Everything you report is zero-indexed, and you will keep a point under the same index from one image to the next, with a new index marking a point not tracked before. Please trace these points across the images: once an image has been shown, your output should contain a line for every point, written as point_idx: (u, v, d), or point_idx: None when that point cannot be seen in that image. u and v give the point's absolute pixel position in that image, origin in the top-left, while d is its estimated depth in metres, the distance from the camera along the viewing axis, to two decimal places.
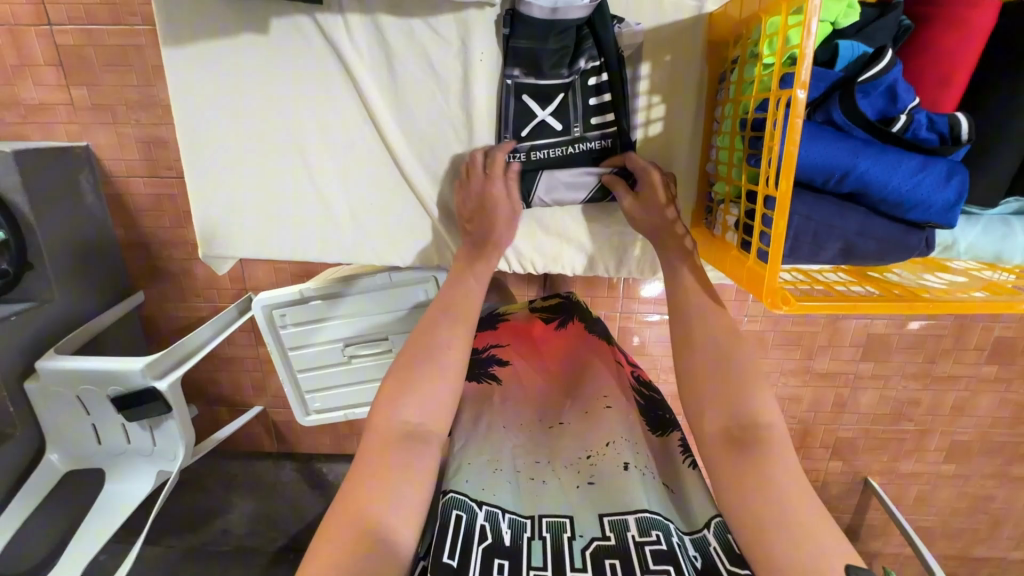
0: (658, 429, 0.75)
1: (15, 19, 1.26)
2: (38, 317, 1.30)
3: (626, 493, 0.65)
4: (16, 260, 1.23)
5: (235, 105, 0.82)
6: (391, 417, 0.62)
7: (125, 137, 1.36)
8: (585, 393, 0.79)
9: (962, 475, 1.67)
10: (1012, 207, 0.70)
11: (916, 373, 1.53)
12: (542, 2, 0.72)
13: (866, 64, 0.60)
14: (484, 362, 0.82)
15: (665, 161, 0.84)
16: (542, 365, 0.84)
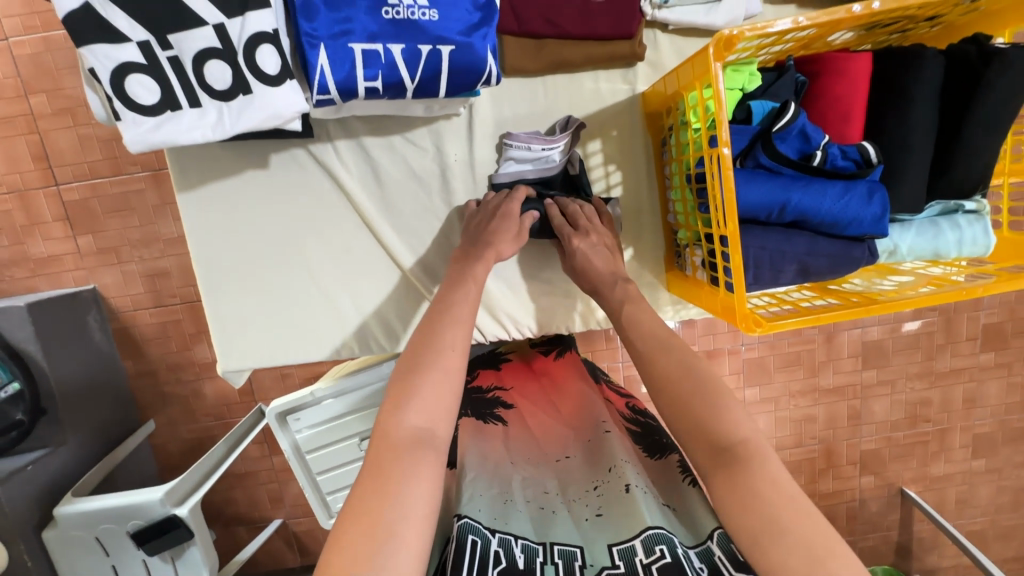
0: (656, 452, 0.78)
1: (26, 185, 1.40)
2: (54, 462, 1.33)
3: (632, 516, 0.64)
4: (32, 408, 1.29)
5: (244, 231, 0.92)
6: (398, 424, 0.57)
7: (131, 273, 1.45)
8: (587, 426, 0.81)
9: (993, 469, 1.67)
10: (938, 210, 0.80)
11: (918, 373, 1.57)
12: (504, 175, 0.90)
13: (776, 116, 0.71)
14: (489, 403, 0.87)
15: (631, 218, 0.94)
16: (546, 397, 0.89)
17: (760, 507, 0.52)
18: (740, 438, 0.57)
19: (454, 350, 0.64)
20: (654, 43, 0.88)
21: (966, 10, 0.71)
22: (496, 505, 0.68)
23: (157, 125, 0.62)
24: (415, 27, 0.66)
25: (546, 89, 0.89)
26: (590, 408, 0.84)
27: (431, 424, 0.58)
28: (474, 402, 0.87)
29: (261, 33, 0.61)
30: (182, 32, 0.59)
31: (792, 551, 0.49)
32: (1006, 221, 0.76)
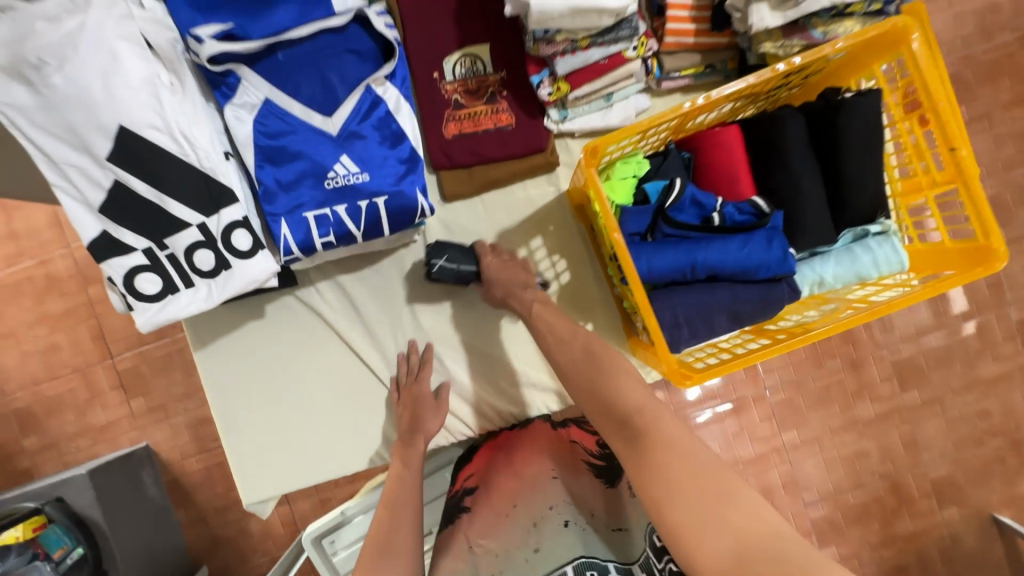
0: (608, 478, 0.90)
1: (88, 363, 1.68)
2: None
3: (568, 548, 0.80)
4: None
5: (253, 374, 1.05)
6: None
7: (176, 424, 1.70)
8: (540, 473, 0.90)
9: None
10: (851, 236, 0.85)
11: (964, 385, 1.51)
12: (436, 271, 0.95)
13: (666, 194, 0.82)
14: (458, 499, 0.92)
15: (584, 297, 1.03)
16: (503, 466, 0.93)
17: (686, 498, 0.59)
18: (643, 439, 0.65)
19: (399, 532, 0.81)
20: (567, 148, 1.03)
21: (811, 73, 0.82)
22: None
23: (161, 307, 0.78)
24: (352, 188, 0.82)
25: (485, 205, 1.04)
26: (531, 462, 0.93)
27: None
28: (451, 506, 0.91)
29: (233, 221, 0.78)
30: (174, 234, 0.76)
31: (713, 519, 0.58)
32: (944, 233, 0.77)
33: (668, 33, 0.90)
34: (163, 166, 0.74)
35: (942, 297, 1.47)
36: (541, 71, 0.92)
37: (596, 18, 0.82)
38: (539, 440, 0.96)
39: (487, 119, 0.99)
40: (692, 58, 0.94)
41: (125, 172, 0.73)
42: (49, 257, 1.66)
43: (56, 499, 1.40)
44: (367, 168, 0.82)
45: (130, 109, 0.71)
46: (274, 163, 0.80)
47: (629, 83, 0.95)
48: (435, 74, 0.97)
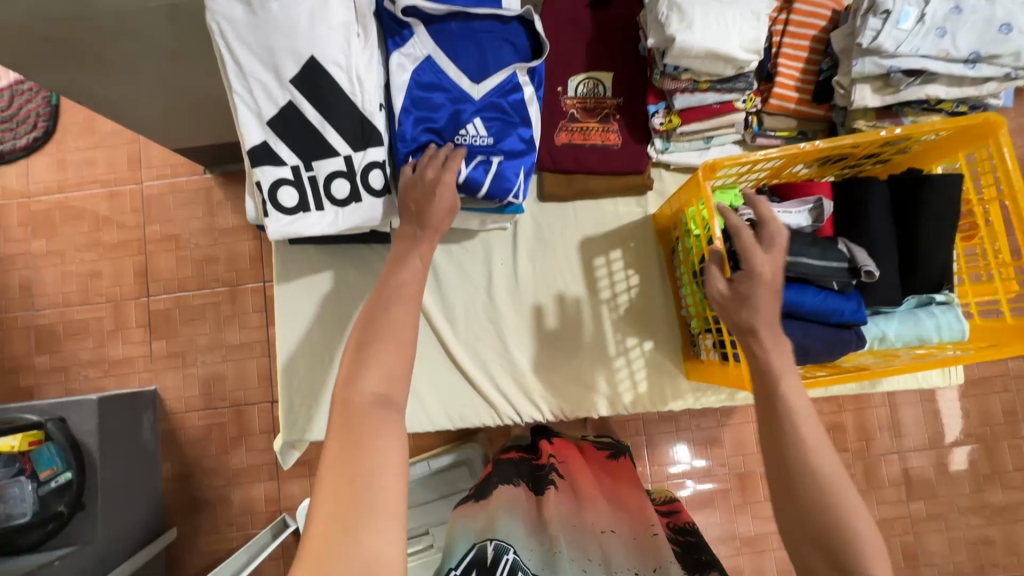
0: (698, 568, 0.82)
1: (122, 296, 1.71)
2: (74, 562, 1.36)
3: None
4: (73, 500, 1.36)
5: (323, 318, 1.10)
6: (358, 392, 0.60)
7: (190, 375, 1.70)
8: (637, 521, 0.88)
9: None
10: (914, 301, 0.94)
11: (972, 507, 1.73)
12: None
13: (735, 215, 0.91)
14: (544, 470, 0.97)
15: (649, 313, 1.10)
16: (596, 478, 0.99)
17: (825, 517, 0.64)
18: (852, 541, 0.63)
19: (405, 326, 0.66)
20: (660, 177, 1.12)
21: (896, 152, 0.93)
22: (542, 558, 0.79)
23: (290, 221, 0.85)
24: (478, 148, 0.89)
25: (576, 211, 1.13)
26: (641, 502, 0.93)
27: (387, 392, 0.61)
28: (534, 476, 0.96)
29: (373, 162, 0.85)
30: (322, 160, 0.85)
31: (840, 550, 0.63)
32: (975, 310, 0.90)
33: (775, 95, 1.02)
34: (333, 99, 0.83)
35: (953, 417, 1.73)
36: (658, 103, 1.04)
37: (721, 66, 0.94)
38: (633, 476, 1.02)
39: (596, 135, 1.09)
40: (789, 122, 1.05)
41: (301, 97, 0.83)
42: (120, 187, 1.74)
43: (59, 418, 1.39)
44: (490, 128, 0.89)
45: (324, 46, 0.82)
46: (415, 110, 0.88)
47: (729, 132, 1.06)
48: (559, 88, 1.09)
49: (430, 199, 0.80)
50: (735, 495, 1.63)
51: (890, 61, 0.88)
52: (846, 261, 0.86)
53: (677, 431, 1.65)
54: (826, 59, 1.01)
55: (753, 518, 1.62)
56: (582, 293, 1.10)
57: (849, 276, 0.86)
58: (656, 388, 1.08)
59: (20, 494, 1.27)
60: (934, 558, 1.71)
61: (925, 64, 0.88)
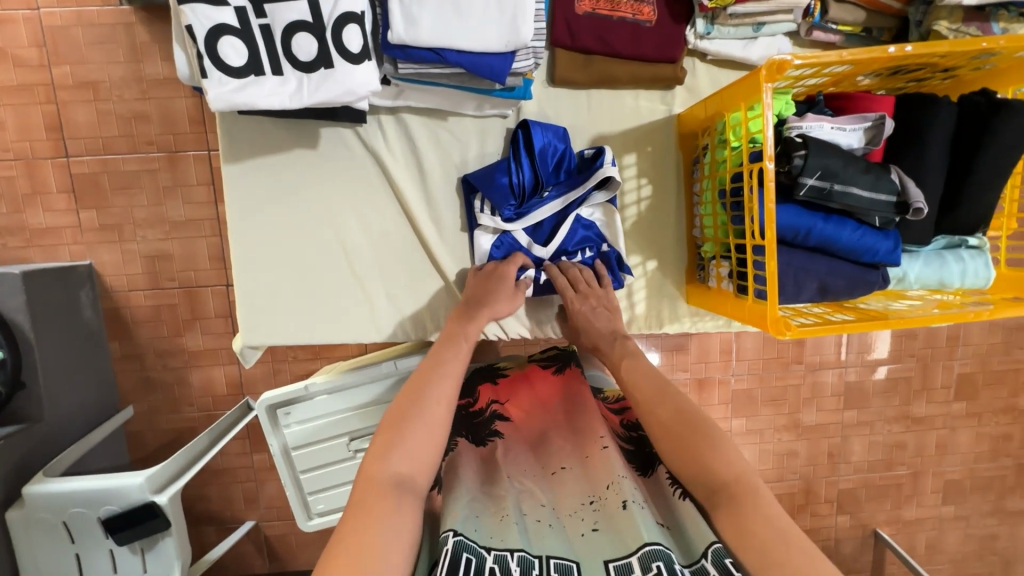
0: (647, 469, 0.78)
1: (34, 154, 1.43)
2: (23, 442, 1.31)
3: (627, 531, 0.64)
4: (11, 380, 1.26)
5: (283, 207, 0.93)
6: (384, 467, 0.64)
7: (129, 252, 1.50)
8: (585, 440, 0.79)
9: (893, 480, 1.86)
10: (944, 242, 0.86)
11: (896, 417, 1.81)
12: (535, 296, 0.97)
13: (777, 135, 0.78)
14: (486, 421, 0.88)
15: (657, 229, 0.99)
16: (538, 410, 0.90)
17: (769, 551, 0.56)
18: (736, 482, 0.63)
19: (435, 409, 0.70)
20: (692, 69, 0.94)
21: (975, 67, 0.79)
22: (491, 522, 0.67)
23: (239, 87, 0.65)
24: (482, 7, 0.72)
25: (591, 101, 0.95)
26: (588, 421, 0.83)
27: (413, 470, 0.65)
28: (473, 425, 0.87)
29: (349, 14, 0.65)
30: (278, 3, 0.63)
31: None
32: (1004, 258, 0.84)
33: None
34: None
35: (908, 337, 1.78)
36: None
37: None
38: (578, 390, 0.91)
39: (627, 6, 0.88)
40: (856, 15, 0.87)
41: None
42: (11, 11, 1.36)
43: None
44: (573, 224, 0.94)
45: None
46: None
47: (785, 19, 0.88)
48: None
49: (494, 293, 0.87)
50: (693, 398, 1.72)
51: None
52: (896, 194, 0.76)
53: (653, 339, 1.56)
54: None
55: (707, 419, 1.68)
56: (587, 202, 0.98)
57: (894, 212, 0.76)
58: (653, 309, 1.01)
59: None
60: (852, 457, 1.83)
61: None
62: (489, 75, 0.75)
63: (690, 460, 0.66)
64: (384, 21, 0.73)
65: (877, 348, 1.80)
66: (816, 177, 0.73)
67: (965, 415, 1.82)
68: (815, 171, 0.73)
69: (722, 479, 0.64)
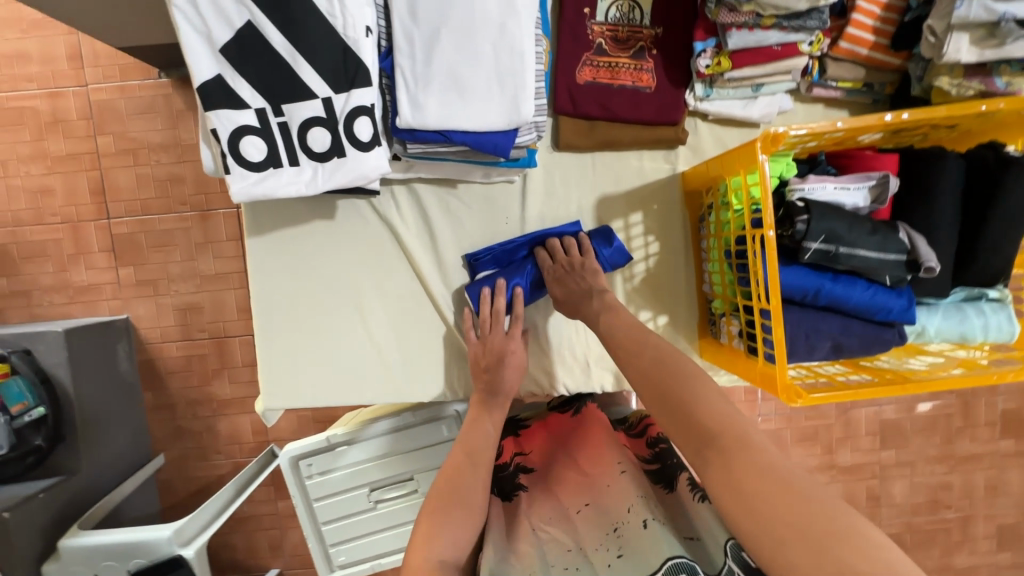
0: (665, 483, 0.79)
1: (79, 216, 1.54)
2: (63, 493, 1.34)
3: (647, 553, 0.63)
4: (52, 434, 1.31)
5: (302, 277, 0.98)
6: (427, 554, 0.63)
7: (163, 305, 1.58)
8: (597, 470, 0.79)
9: (941, 524, 1.75)
10: (963, 295, 0.85)
11: (939, 456, 1.72)
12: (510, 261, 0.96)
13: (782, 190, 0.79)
14: (512, 474, 0.86)
15: (667, 285, 0.99)
16: (560, 446, 0.90)
17: (755, 493, 0.52)
18: (722, 430, 0.58)
19: (472, 488, 0.74)
20: (695, 128, 0.97)
21: (982, 122, 0.79)
22: None
23: (259, 180, 0.70)
24: (490, 85, 0.75)
25: (595, 164, 0.98)
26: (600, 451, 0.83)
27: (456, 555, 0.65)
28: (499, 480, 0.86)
29: (360, 107, 0.69)
30: (295, 103, 0.68)
31: (795, 546, 0.48)
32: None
33: (846, 37, 0.84)
34: (303, 19, 0.65)
35: None
36: (707, 40, 0.86)
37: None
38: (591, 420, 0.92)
39: (626, 74, 0.91)
40: (857, 72, 0.89)
41: (262, 18, 0.65)
42: (61, 88, 1.48)
43: (24, 351, 1.33)
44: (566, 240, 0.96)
45: None
46: (452, 74, 0.74)
47: (784, 79, 0.89)
48: (586, 10, 0.90)
49: (499, 368, 0.90)
50: None
51: (1003, 5, 0.72)
52: (905, 253, 0.75)
53: None
54: None
55: None
56: None
57: (905, 271, 0.75)
58: None
59: None
60: (895, 500, 1.73)
61: None
62: (494, 151, 0.79)
63: (675, 405, 0.63)
64: (394, 107, 0.77)
65: None
66: (821, 241, 0.73)
67: (1014, 455, 1.72)
68: (819, 234, 0.73)
69: (705, 422, 0.59)
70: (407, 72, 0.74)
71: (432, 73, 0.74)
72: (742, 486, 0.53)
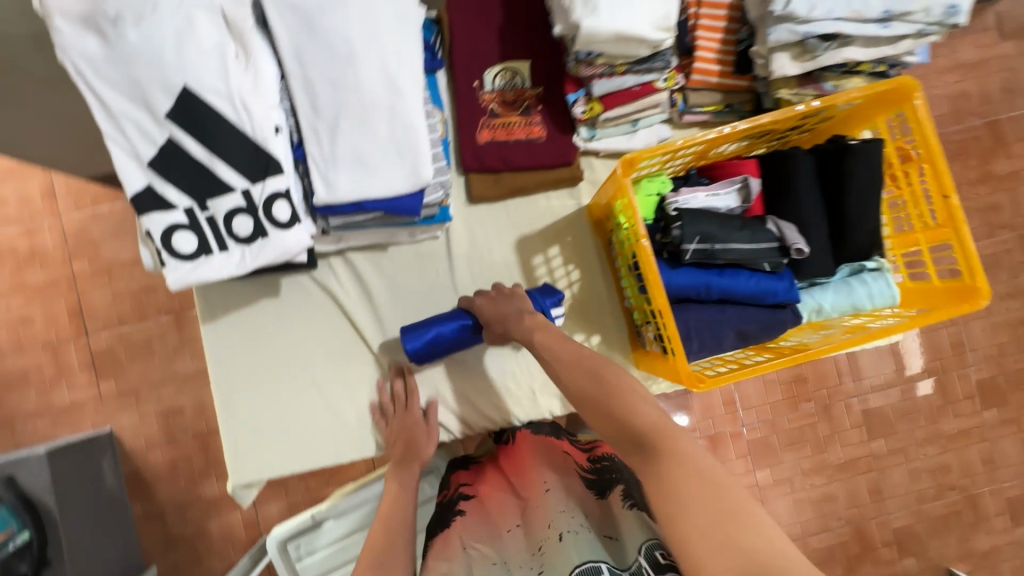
0: (600, 492, 0.83)
1: (59, 339, 1.61)
2: None
3: (563, 561, 0.71)
4: (37, 559, 1.30)
5: (257, 354, 1.05)
6: None
7: (145, 412, 1.62)
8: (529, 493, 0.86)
9: (950, 508, 1.65)
10: (848, 271, 0.93)
11: (928, 438, 1.65)
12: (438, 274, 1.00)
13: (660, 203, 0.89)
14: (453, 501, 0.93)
15: (592, 307, 1.08)
16: (496, 472, 0.98)
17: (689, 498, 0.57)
18: (654, 435, 0.62)
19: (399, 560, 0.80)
20: (591, 166, 1.09)
21: (820, 120, 0.92)
22: None
23: (194, 267, 0.80)
24: (392, 157, 0.87)
25: (509, 211, 1.09)
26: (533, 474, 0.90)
27: None
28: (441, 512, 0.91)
29: (276, 192, 0.80)
30: (219, 198, 0.79)
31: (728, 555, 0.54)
32: (935, 271, 0.84)
33: (696, 71, 0.99)
34: (217, 130, 0.77)
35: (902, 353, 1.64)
36: (578, 90, 1.00)
37: (636, 48, 0.90)
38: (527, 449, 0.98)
39: (520, 129, 1.04)
40: (714, 96, 1.02)
41: (181, 133, 0.77)
42: (38, 224, 1.61)
43: (7, 478, 1.33)
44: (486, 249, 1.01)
45: (198, 72, 0.75)
46: (355, 153, 0.86)
47: (655, 113, 1.02)
48: (475, 83, 1.03)
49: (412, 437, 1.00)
50: None
51: (804, 27, 0.86)
52: (776, 240, 0.85)
53: None
54: (744, 27, 0.97)
55: None
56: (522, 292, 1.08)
57: (780, 256, 0.85)
58: None
59: None
60: (897, 489, 1.64)
61: (839, 27, 0.86)
62: (406, 212, 0.90)
63: (611, 411, 0.66)
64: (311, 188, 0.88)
65: (910, 366, 1.64)
66: (697, 242, 0.82)
67: (1002, 424, 1.65)
68: (694, 236, 0.82)
69: (638, 431, 0.63)
70: (317, 158, 0.85)
71: (338, 156, 0.86)
72: (677, 495, 0.57)
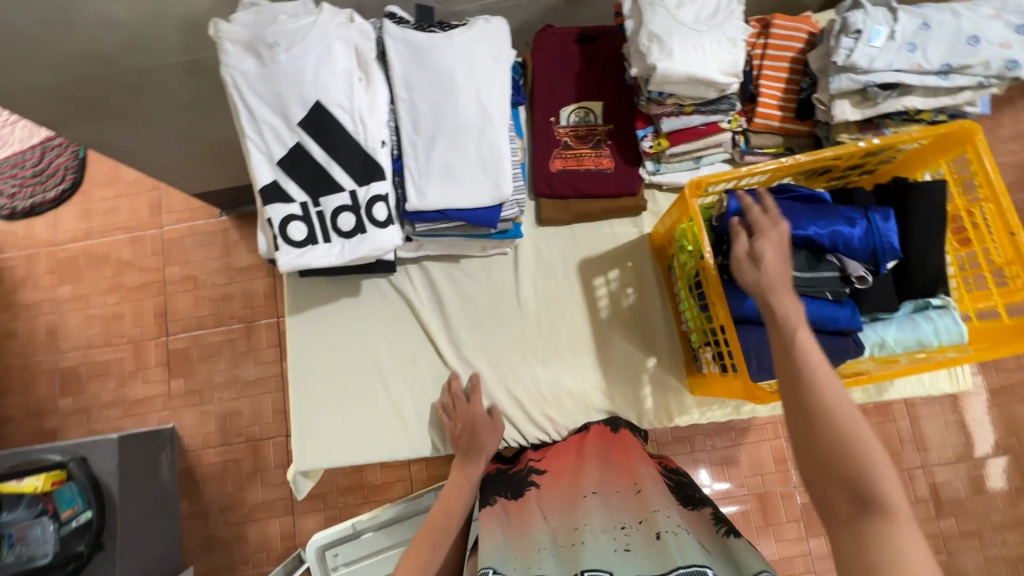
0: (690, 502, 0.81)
1: (142, 336, 1.77)
2: None
3: (665, 555, 0.67)
4: (94, 540, 1.32)
5: (331, 348, 1.13)
6: None
7: (207, 412, 1.73)
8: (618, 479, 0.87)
9: None
10: (911, 306, 0.94)
11: (1007, 523, 1.50)
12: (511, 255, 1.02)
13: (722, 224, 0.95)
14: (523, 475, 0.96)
15: (649, 329, 1.12)
16: (571, 455, 0.99)
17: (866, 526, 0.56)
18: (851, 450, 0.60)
19: None
20: (653, 198, 1.16)
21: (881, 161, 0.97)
22: (525, 557, 0.73)
23: (300, 254, 0.91)
24: (478, 173, 0.97)
25: (575, 234, 1.16)
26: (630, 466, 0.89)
27: None
28: (512, 483, 0.94)
29: (377, 195, 0.91)
30: (328, 195, 0.91)
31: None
32: (1002, 308, 0.86)
33: (759, 115, 1.06)
34: (336, 138, 0.90)
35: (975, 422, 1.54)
36: (647, 127, 1.09)
37: (703, 90, 1.00)
38: (619, 444, 0.98)
39: (590, 160, 1.13)
40: (775, 139, 1.09)
41: (306, 139, 0.90)
42: (142, 232, 1.82)
43: (81, 459, 1.37)
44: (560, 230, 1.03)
45: (328, 90, 0.89)
46: (447, 169, 0.97)
47: (718, 152, 1.10)
48: (552, 118, 1.15)
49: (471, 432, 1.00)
50: (756, 515, 1.47)
51: (865, 76, 0.93)
52: (838, 271, 0.87)
53: (693, 452, 1.51)
54: (806, 78, 1.06)
55: (776, 540, 1.46)
56: (582, 310, 1.13)
57: (841, 285, 0.87)
58: (660, 404, 1.09)
59: (44, 537, 1.27)
60: None
61: (899, 77, 0.92)
62: (484, 222, 0.99)
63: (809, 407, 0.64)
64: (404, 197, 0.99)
65: (980, 441, 1.52)
66: None
67: None
68: None
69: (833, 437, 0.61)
70: (413, 169, 0.97)
71: (431, 169, 0.97)
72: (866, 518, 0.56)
